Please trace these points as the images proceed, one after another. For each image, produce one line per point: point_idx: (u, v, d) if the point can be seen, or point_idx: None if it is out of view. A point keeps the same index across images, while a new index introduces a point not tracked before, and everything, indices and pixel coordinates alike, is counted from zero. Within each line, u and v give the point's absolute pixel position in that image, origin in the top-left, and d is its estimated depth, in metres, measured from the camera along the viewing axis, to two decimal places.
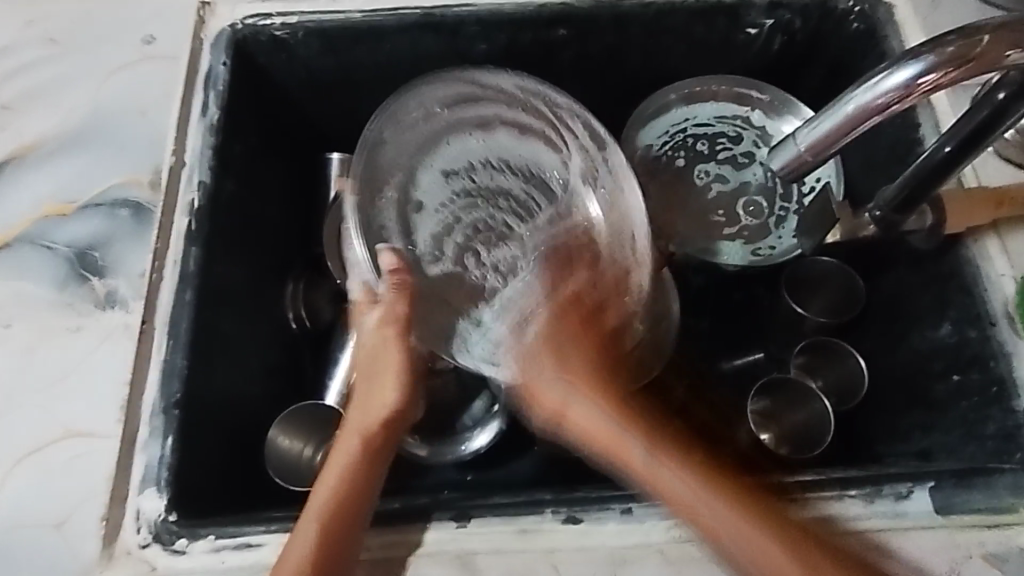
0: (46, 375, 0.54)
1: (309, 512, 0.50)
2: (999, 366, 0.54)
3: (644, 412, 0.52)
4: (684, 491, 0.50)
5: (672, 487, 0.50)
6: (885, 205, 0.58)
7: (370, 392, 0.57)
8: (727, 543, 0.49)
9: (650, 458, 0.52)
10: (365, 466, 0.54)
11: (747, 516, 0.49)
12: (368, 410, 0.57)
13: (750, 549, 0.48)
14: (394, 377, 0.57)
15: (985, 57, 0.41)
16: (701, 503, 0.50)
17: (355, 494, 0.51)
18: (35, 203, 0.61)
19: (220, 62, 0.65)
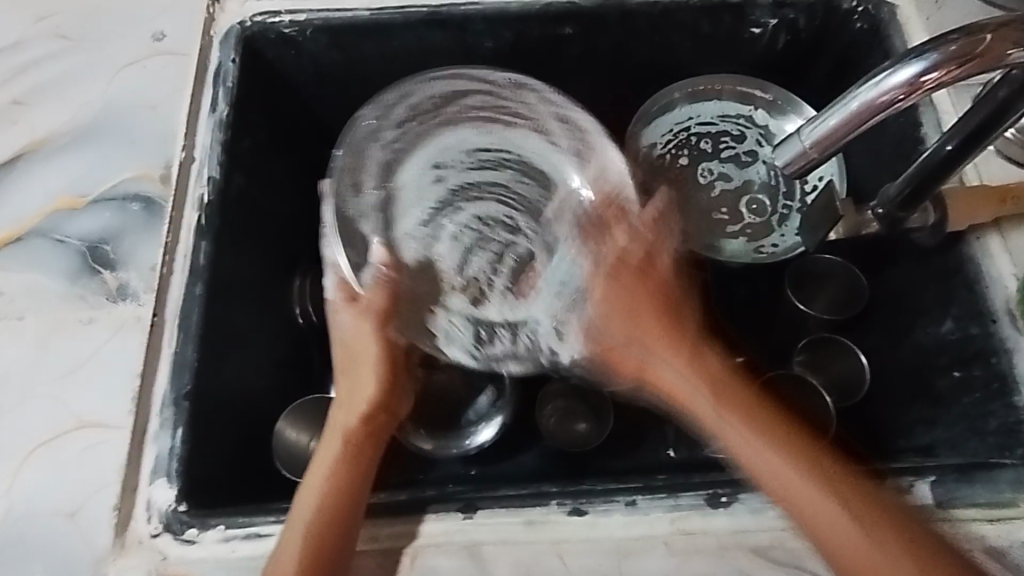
0: (58, 367, 0.55)
1: (306, 498, 0.50)
2: (1000, 362, 0.55)
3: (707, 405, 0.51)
4: (765, 451, 0.48)
5: (751, 454, 0.49)
6: (887, 203, 0.58)
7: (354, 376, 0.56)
8: (798, 506, 0.47)
9: (715, 415, 0.51)
10: (354, 459, 0.52)
11: (822, 475, 0.47)
12: (352, 397, 0.55)
13: (840, 511, 0.46)
14: (373, 365, 0.56)
15: (989, 55, 0.41)
16: (773, 463, 0.48)
17: (348, 490, 0.50)
18: (46, 197, 0.62)
19: (229, 58, 0.66)
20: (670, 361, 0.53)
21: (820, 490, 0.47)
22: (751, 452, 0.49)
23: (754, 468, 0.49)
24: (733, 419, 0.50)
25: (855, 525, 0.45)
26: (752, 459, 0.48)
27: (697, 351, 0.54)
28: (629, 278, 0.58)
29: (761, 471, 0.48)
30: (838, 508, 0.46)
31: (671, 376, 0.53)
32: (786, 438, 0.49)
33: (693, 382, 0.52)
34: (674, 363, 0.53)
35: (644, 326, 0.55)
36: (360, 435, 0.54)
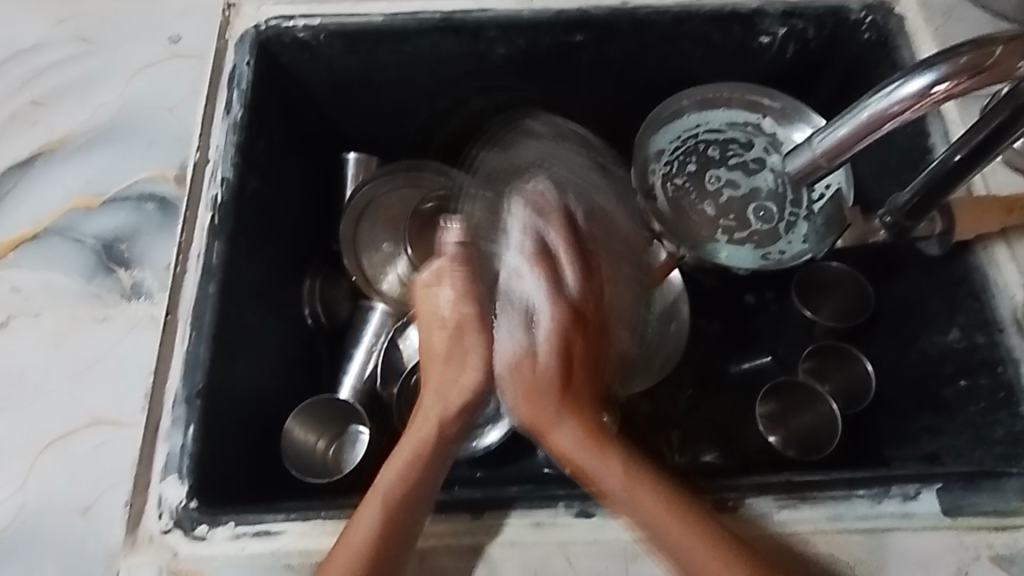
0: (73, 364, 0.56)
1: (370, 501, 0.51)
2: (1008, 371, 0.55)
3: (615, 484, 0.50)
4: (639, 495, 0.50)
5: (633, 496, 0.50)
6: (895, 212, 0.59)
7: (445, 368, 0.56)
8: (679, 552, 0.48)
9: (625, 489, 0.50)
10: (431, 461, 0.54)
11: (695, 517, 0.49)
12: (444, 381, 0.56)
13: (702, 551, 0.47)
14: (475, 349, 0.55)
15: (997, 67, 0.42)
16: (647, 505, 0.50)
17: (417, 496, 0.51)
18: (63, 196, 0.63)
19: (244, 61, 0.66)
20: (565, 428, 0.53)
21: (707, 541, 0.48)
22: (606, 489, 0.51)
23: (632, 516, 0.50)
24: (588, 454, 0.52)
25: (727, 562, 0.47)
26: (584, 462, 0.51)
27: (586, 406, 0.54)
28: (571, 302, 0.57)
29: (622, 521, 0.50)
30: (697, 540, 0.48)
31: (566, 438, 0.53)
32: (663, 492, 0.50)
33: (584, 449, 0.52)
34: (575, 432, 0.53)
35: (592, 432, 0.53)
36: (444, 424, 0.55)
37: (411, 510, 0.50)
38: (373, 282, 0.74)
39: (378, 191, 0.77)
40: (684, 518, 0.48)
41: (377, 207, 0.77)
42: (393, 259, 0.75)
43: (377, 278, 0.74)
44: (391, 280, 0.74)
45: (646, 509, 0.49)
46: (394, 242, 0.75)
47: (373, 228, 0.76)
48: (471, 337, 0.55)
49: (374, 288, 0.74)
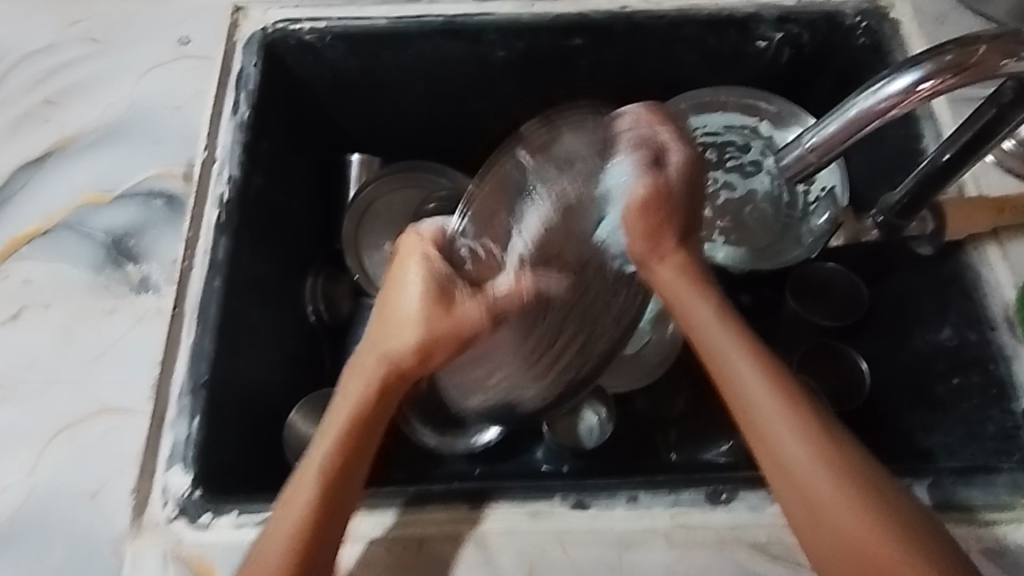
0: (81, 355, 0.57)
1: (303, 473, 0.47)
2: (998, 368, 0.56)
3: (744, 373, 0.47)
4: (751, 385, 0.47)
5: (774, 435, 0.45)
6: (887, 211, 0.62)
7: (381, 330, 0.47)
8: (788, 470, 0.45)
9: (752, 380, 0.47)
10: (363, 432, 0.48)
11: (823, 454, 0.44)
12: (381, 339, 0.47)
13: (809, 468, 0.44)
14: (419, 322, 0.45)
15: (981, 66, 0.43)
16: (770, 404, 0.46)
17: (348, 476, 0.47)
18: (72, 193, 0.64)
19: (251, 63, 0.68)
20: (704, 303, 0.49)
21: (818, 463, 0.44)
22: (728, 369, 0.48)
23: (748, 411, 0.47)
24: (702, 304, 0.49)
25: (855, 500, 0.43)
26: (718, 344, 0.48)
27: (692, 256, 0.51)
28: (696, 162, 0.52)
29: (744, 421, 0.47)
30: (806, 456, 0.45)
31: (679, 291, 0.49)
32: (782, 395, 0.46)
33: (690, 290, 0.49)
34: (689, 288, 0.49)
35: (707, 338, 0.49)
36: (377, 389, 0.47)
37: (348, 494, 0.47)
38: (373, 280, 0.77)
39: (382, 191, 0.79)
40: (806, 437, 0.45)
41: (380, 206, 0.80)
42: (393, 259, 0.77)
43: (378, 277, 0.77)
44: None
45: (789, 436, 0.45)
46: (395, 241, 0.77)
47: (374, 227, 0.79)
48: (458, 309, 0.45)
49: (374, 287, 0.76)
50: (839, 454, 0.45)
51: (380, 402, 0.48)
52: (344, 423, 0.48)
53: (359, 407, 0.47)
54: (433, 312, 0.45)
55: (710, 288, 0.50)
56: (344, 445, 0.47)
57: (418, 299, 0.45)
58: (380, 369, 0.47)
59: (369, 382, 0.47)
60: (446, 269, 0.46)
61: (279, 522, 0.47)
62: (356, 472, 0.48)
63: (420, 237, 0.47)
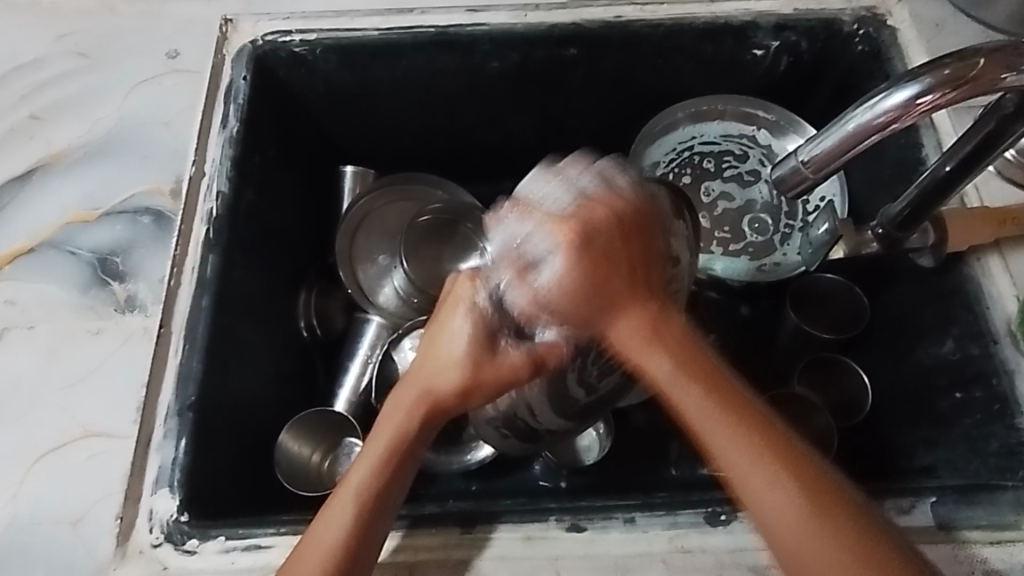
0: (67, 377, 0.56)
1: (335, 510, 0.48)
2: (1001, 383, 0.55)
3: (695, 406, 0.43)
4: (728, 448, 0.43)
5: (732, 454, 0.43)
6: (887, 224, 0.59)
7: (438, 341, 0.49)
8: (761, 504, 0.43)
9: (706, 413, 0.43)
10: (415, 436, 0.49)
11: (795, 489, 0.43)
12: (440, 354, 0.48)
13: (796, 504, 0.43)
14: (461, 342, 0.47)
15: (982, 78, 0.42)
16: (742, 458, 0.43)
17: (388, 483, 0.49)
18: (60, 210, 0.63)
19: (241, 76, 0.67)
20: (657, 354, 0.43)
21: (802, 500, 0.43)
22: (703, 416, 0.43)
23: (728, 463, 0.44)
24: (653, 355, 0.43)
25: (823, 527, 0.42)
26: (683, 405, 0.43)
27: (654, 296, 0.44)
28: (586, 246, 0.43)
29: (733, 473, 0.44)
30: (790, 497, 0.43)
31: (634, 340, 0.43)
32: (755, 437, 0.43)
33: (643, 342, 0.43)
34: (636, 326, 0.43)
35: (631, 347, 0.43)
36: (436, 399, 0.48)
37: (382, 519, 0.48)
38: (368, 294, 0.75)
39: (378, 203, 0.78)
40: (768, 472, 0.43)
41: (373, 219, 0.78)
42: (389, 273, 0.76)
43: (372, 290, 0.75)
44: (385, 293, 0.75)
45: (757, 471, 0.43)
46: (390, 254, 0.77)
47: (368, 240, 0.77)
48: (501, 356, 0.47)
49: (369, 300, 0.75)
50: (823, 483, 0.43)
51: (421, 433, 0.49)
52: (384, 453, 0.49)
53: (394, 444, 0.49)
54: (472, 358, 0.47)
55: (674, 323, 0.44)
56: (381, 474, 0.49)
57: (461, 346, 0.47)
58: (426, 400, 0.49)
59: (419, 412, 0.49)
60: (490, 317, 0.47)
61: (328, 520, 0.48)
62: (393, 498, 0.49)
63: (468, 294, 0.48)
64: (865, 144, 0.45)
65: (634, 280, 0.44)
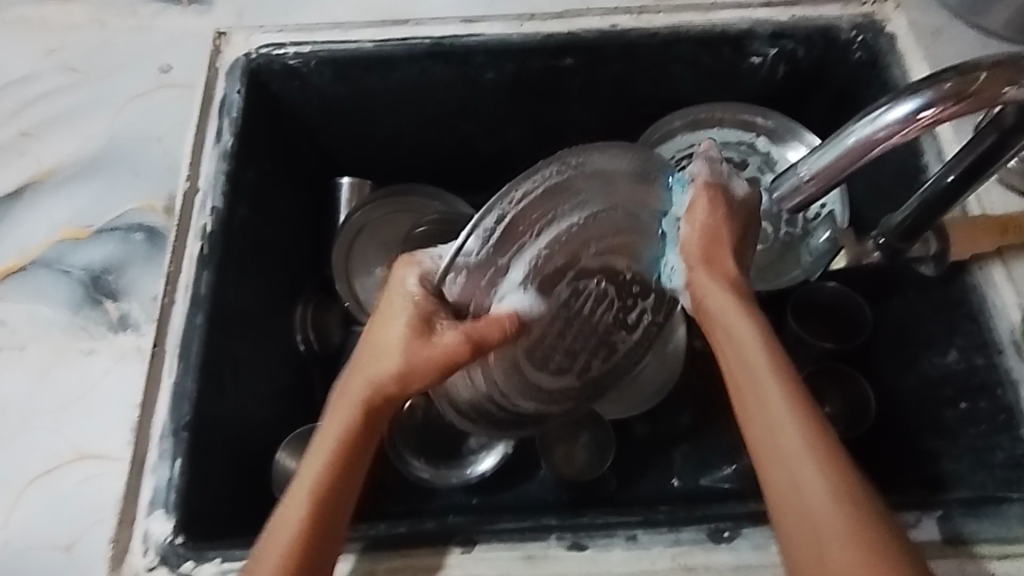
0: (58, 398, 0.55)
1: (291, 502, 0.46)
2: (1006, 394, 0.54)
3: (756, 384, 0.45)
4: (774, 420, 0.44)
5: (767, 418, 0.44)
6: (888, 233, 0.59)
7: (372, 339, 0.48)
8: (779, 477, 0.43)
9: (764, 388, 0.45)
10: (363, 437, 0.47)
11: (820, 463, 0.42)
12: (376, 348, 0.47)
13: (825, 490, 0.41)
14: (393, 337, 0.46)
15: (984, 92, 0.42)
16: (782, 427, 0.44)
17: (343, 493, 0.47)
18: (51, 228, 0.62)
19: (234, 90, 0.67)
20: (746, 321, 0.47)
21: (834, 492, 0.41)
22: (756, 389, 0.45)
23: (763, 434, 0.44)
24: (740, 319, 0.47)
25: (838, 514, 0.41)
26: (742, 352, 0.46)
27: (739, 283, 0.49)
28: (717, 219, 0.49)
29: (760, 442, 0.44)
30: (817, 489, 0.42)
31: (698, 282, 0.49)
32: (797, 398, 0.44)
33: (723, 300, 0.48)
34: (716, 296, 0.48)
35: (744, 358, 0.46)
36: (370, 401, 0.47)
37: (336, 515, 0.46)
38: (369, 308, 0.75)
39: (371, 216, 0.77)
40: (805, 444, 0.43)
41: (371, 231, 0.77)
42: (387, 284, 0.75)
43: (372, 304, 0.75)
44: None
45: (791, 441, 0.43)
46: (388, 266, 0.76)
47: (367, 251, 0.77)
48: (439, 340, 0.45)
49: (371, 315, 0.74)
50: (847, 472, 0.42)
51: (364, 433, 0.47)
52: (329, 456, 0.47)
53: (335, 453, 0.47)
54: (406, 339, 0.46)
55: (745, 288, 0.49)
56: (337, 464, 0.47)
57: (400, 332, 0.46)
58: (366, 394, 0.47)
59: (357, 409, 0.47)
60: (434, 298, 0.46)
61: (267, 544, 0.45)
62: (348, 495, 0.47)
63: (403, 273, 0.46)
64: (866, 158, 0.44)
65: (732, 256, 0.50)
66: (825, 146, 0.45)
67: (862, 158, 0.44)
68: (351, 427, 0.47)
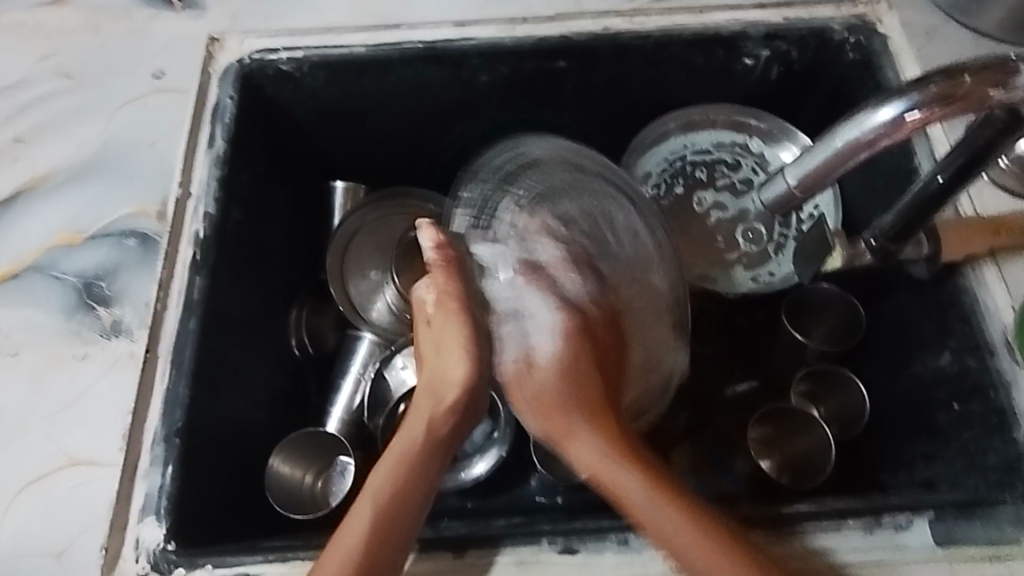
0: (51, 403, 0.55)
1: (357, 515, 0.50)
2: (998, 396, 0.54)
3: (637, 500, 0.49)
4: (659, 523, 0.48)
5: (629, 497, 0.49)
6: (880, 235, 0.58)
7: (430, 361, 0.54)
8: (693, 564, 0.47)
9: (648, 499, 0.49)
10: (421, 460, 0.52)
11: (731, 550, 0.47)
12: (433, 374, 0.54)
13: (732, 575, 0.47)
14: (455, 345, 0.53)
15: (971, 96, 0.41)
16: (677, 526, 0.48)
17: (410, 504, 0.51)
18: (44, 233, 0.63)
19: (227, 95, 0.67)
20: (630, 472, 0.49)
21: (739, 567, 0.47)
22: (656, 524, 0.48)
23: (655, 531, 0.49)
24: (627, 473, 0.49)
25: None
26: (637, 505, 0.49)
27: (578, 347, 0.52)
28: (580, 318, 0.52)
29: (653, 533, 0.49)
30: (721, 574, 0.47)
31: (567, 421, 0.51)
32: (668, 493, 0.49)
33: (562, 400, 0.51)
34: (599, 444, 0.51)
35: (619, 477, 0.50)
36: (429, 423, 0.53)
37: (397, 533, 0.49)
38: (361, 310, 0.73)
39: (367, 219, 0.77)
40: (685, 515, 0.49)
41: (366, 233, 0.77)
42: (380, 288, 0.74)
43: (366, 307, 0.74)
44: (378, 309, 0.73)
45: (672, 521, 0.48)
46: (382, 269, 0.75)
47: (362, 254, 0.76)
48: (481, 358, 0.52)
49: (361, 317, 0.73)
50: (748, 552, 0.47)
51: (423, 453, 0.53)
52: (394, 470, 0.52)
53: (398, 473, 0.51)
54: (471, 337, 0.52)
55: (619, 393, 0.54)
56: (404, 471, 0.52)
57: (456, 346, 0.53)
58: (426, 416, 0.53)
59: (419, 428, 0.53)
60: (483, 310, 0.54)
61: (333, 553, 0.48)
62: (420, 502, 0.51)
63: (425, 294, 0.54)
64: (852, 161, 0.45)
65: (602, 359, 0.52)
66: (809, 153, 0.47)
67: (847, 165, 0.46)
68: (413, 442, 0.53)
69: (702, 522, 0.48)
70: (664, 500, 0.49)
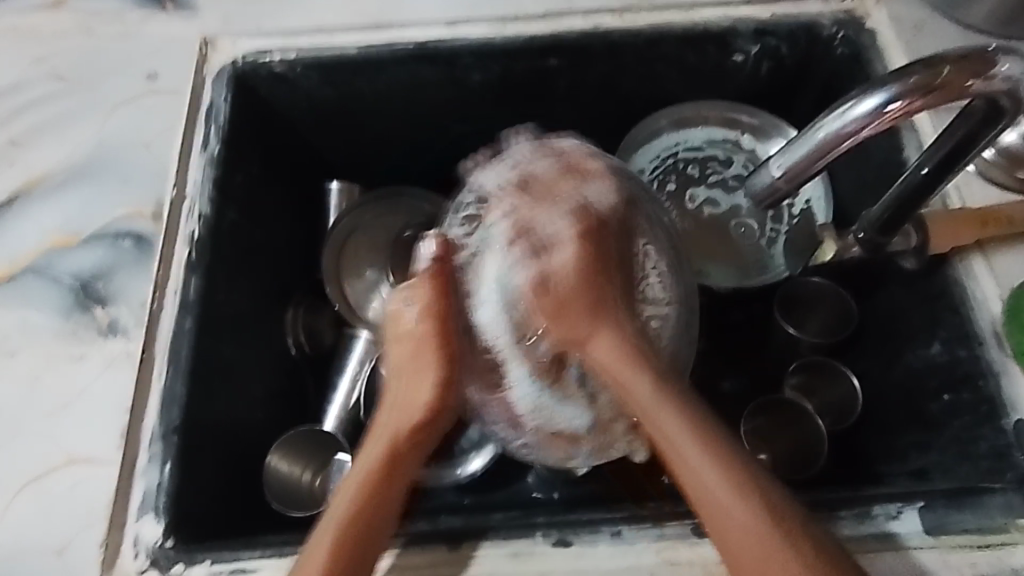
0: (48, 403, 0.56)
1: (319, 544, 0.49)
2: (988, 385, 0.55)
3: (677, 443, 0.48)
4: (698, 462, 0.47)
5: (665, 429, 0.49)
6: (868, 227, 0.59)
7: (399, 385, 0.55)
8: (708, 508, 0.47)
9: (678, 435, 0.48)
10: (387, 484, 0.52)
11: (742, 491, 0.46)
12: (405, 397, 0.54)
13: (760, 521, 0.45)
14: (422, 362, 0.53)
15: (949, 86, 0.42)
16: (708, 473, 0.47)
17: (372, 526, 0.50)
18: (39, 235, 0.63)
19: (222, 97, 0.67)
20: (666, 412, 0.49)
21: (759, 513, 0.45)
22: (692, 465, 0.47)
23: (693, 479, 0.48)
24: (670, 415, 0.49)
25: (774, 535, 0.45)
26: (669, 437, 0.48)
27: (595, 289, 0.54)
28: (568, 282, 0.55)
29: (692, 487, 0.48)
30: (749, 515, 0.45)
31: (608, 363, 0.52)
32: (704, 434, 0.48)
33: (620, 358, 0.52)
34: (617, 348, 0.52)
35: (666, 425, 0.49)
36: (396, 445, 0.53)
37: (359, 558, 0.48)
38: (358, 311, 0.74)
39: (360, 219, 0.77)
40: (707, 449, 0.48)
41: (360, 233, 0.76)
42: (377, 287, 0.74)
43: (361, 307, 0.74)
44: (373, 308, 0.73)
45: (702, 458, 0.47)
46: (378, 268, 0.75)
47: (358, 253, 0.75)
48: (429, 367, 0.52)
49: (358, 317, 0.74)
50: (771, 502, 0.46)
51: (393, 472, 0.52)
52: (359, 493, 0.51)
53: (360, 495, 0.51)
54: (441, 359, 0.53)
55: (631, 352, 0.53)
56: (372, 488, 0.51)
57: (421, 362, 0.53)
58: (390, 438, 0.53)
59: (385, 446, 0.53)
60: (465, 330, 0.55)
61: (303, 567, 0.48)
62: (385, 522, 0.51)
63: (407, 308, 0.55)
64: (835, 151, 0.45)
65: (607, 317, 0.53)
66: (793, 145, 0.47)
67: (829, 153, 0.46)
68: (382, 462, 0.52)
69: (727, 465, 0.47)
70: (688, 450, 0.48)
